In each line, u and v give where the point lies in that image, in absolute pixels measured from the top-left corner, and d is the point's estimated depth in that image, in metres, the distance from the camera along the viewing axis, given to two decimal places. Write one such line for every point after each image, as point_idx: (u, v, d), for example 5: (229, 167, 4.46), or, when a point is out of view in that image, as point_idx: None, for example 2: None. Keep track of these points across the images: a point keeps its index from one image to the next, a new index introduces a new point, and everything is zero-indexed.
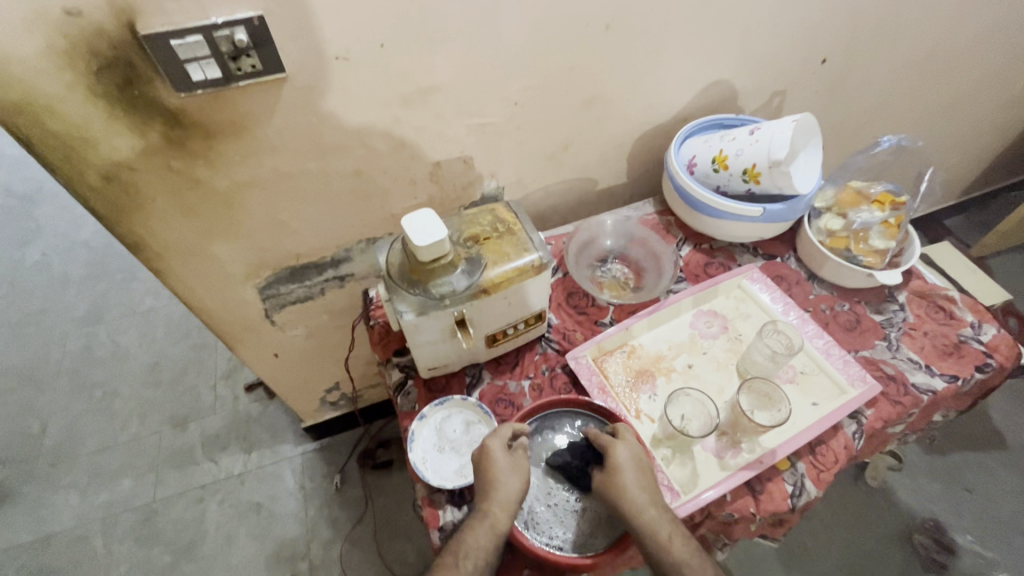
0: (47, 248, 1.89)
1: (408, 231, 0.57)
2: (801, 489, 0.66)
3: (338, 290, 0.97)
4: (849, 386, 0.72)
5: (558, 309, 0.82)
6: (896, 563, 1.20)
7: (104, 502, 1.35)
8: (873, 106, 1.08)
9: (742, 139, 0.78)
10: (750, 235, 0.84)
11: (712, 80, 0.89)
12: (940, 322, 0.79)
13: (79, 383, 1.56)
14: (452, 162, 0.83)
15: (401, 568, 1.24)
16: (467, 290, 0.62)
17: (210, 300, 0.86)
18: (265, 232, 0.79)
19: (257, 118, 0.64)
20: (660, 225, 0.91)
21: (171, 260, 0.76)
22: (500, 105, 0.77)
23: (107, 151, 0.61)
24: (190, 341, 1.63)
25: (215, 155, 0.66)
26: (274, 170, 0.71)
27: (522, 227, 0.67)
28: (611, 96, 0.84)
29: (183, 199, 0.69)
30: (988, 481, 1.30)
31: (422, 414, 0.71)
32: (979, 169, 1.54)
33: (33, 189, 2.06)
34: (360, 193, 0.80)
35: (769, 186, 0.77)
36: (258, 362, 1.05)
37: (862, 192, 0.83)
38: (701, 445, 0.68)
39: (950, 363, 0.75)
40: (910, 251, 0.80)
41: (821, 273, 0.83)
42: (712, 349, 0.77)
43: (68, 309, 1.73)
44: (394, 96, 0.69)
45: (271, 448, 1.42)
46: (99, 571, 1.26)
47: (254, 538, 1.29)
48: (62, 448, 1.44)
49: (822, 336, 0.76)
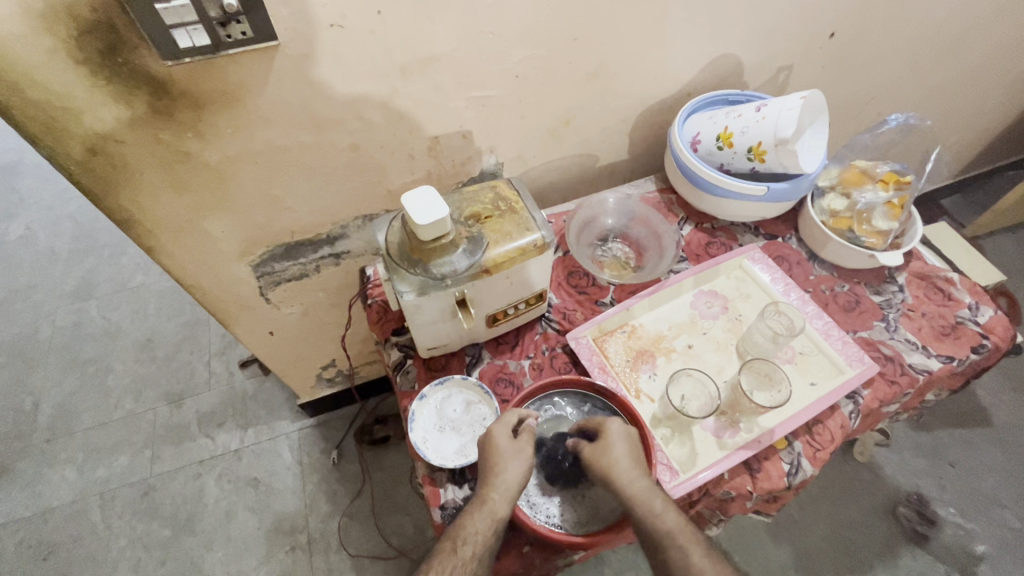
0: (32, 222, 1.84)
1: (408, 209, 0.55)
2: (797, 468, 0.67)
3: (334, 267, 0.96)
4: (847, 366, 0.72)
5: (559, 288, 0.81)
6: (880, 535, 1.24)
7: (102, 477, 1.35)
8: (880, 83, 1.06)
9: (748, 116, 0.76)
10: (753, 215, 0.83)
11: (718, 53, 0.86)
12: (938, 303, 0.79)
13: (71, 359, 1.54)
14: (451, 137, 0.81)
15: (399, 541, 1.26)
16: (468, 270, 0.61)
17: (203, 277, 0.84)
18: (259, 208, 0.77)
19: (249, 88, 0.62)
20: (662, 203, 0.90)
21: (163, 236, 0.74)
22: (501, 77, 0.75)
23: (91, 121, 0.58)
24: (183, 317, 1.61)
25: (205, 127, 0.64)
26: (267, 144, 0.69)
27: (524, 205, 0.66)
28: (615, 69, 0.81)
29: (172, 173, 0.67)
30: (972, 456, 1.33)
31: (422, 394, 0.70)
32: (979, 148, 1.53)
33: (14, 160, 2.00)
34: (356, 167, 0.78)
35: (774, 164, 0.76)
36: (253, 340, 1.04)
37: (867, 171, 0.82)
38: (700, 425, 0.69)
39: (947, 344, 0.75)
40: (912, 232, 0.80)
41: (822, 253, 0.83)
42: (712, 329, 0.77)
43: (56, 284, 1.69)
44: (391, 67, 0.66)
45: (268, 424, 1.43)
46: (99, 544, 1.27)
47: (253, 512, 1.31)
48: (56, 424, 1.43)
49: (821, 317, 0.76)
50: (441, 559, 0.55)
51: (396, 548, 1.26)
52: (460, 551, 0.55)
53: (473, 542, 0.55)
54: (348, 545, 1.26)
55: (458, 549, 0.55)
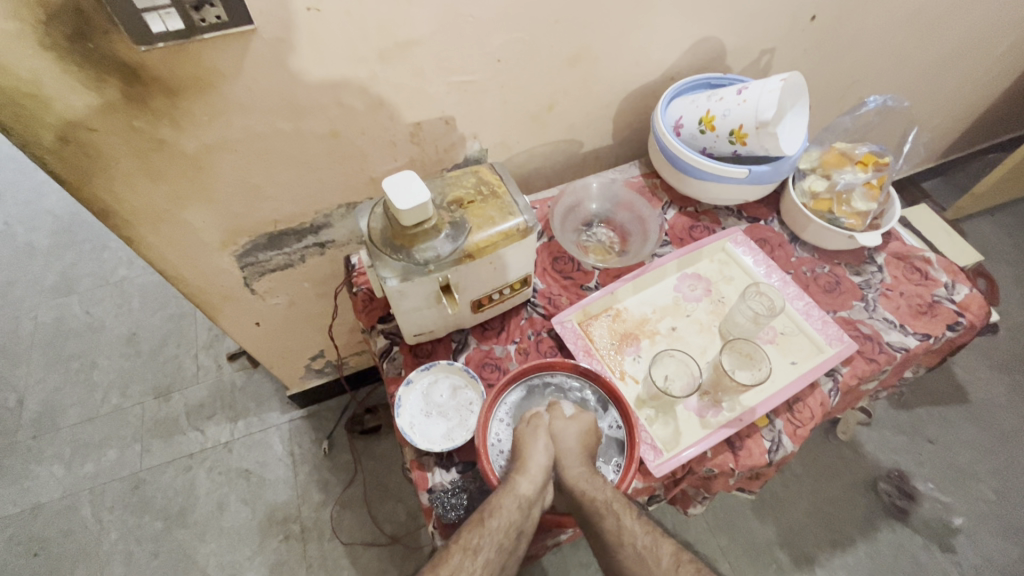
0: (10, 217, 1.80)
1: (389, 195, 0.55)
2: (778, 445, 0.69)
3: (318, 257, 0.95)
4: (827, 345, 0.73)
5: (544, 273, 0.81)
6: (862, 510, 1.27)
7: (90, 472, 1.35)
8: (861, 65, 1.07)
9: (729, 99, 0.76)
10: (735, 198, 0.84)
11: (700, 36, 0.86)
12: (916, 283, 0.81)
13: (54, 355, 1.52)
14: (433, 123, 0.80)
15: (391, 528, 1.28)
16: (451, 255, 0.61)
17: (186, 268, 0.83)
18: (239, 197, 0.76)
19: (225, 75, 0.61)
20: (646, 188, 0.91)
21: (142, 227, 0.73)
22: (482, 62, 0.74)
23: (62, 108, 0.57)
24: (168, 310, 1.59)
25: (181, 114, 0.63)
26: (245, 131, 0.68)
27: (507, 189, 0.66)
28: (597, 53, 0.81)
29: (148, 161, 0.66)
30: (950, 433, 1.37)
31: (409, 379, 0.71)
32: (958, 130, 1.56)
33: None
34: (338, 155, 0.77)
35: (755, 147, 0.77)
36: (240, 331, 1.04)
37: (846, 153, 0.84)
38: (684, 405, 0.70)
39: (924, 322, 0.77)
40: (890, 213, 0.81)
41: (803, 235, 0.84)
42: (696, 311, 0.78)
43: (36, 280, 1.67)
44: (370, 51, 0.66)
45: (258, 416, 1.42)
46: (90, 539, 1.27)
47: (244, 504, 1.31)
48: (41, 421, 1.42)
49: (802, 298, 0.78)
50: (470, 528, 0.56)
51: (389, 535, 1.27)
52: (488, 522, 0.57)
53: (501, 515, 0.57)
54: (341, 534, 1.27)
55: (487, 521, 0.57)
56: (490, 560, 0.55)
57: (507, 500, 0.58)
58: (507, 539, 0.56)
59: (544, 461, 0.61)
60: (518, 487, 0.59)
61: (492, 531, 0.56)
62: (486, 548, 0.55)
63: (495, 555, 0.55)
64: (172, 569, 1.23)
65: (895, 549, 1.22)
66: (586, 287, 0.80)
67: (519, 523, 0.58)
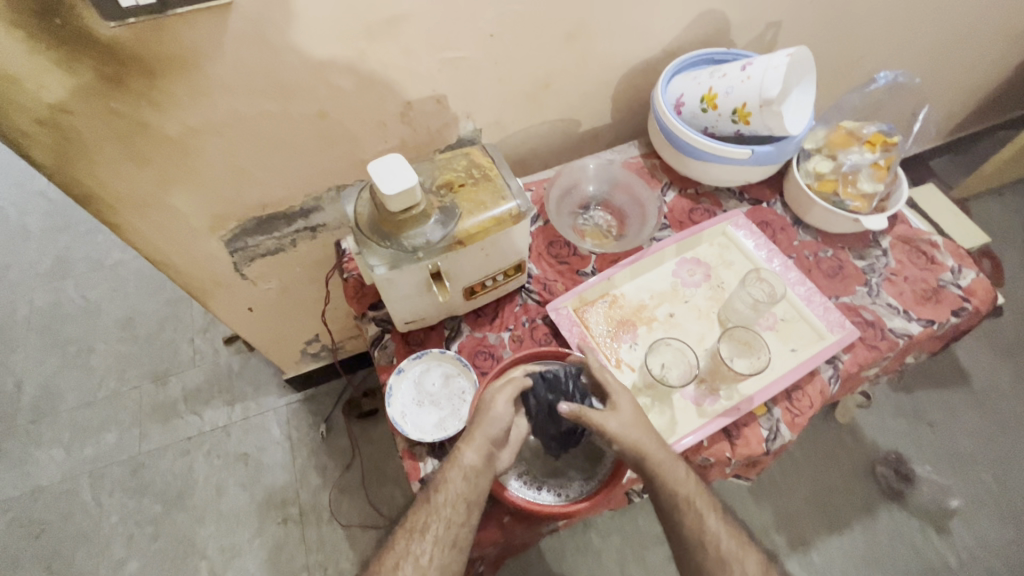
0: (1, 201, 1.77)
1: (375, 179, 0.53)
2: (776, 434, 0.68)
3: (310, 241, 0.93)
4: (828, 332, 0.72)
5: (539, 259, 0.79)
6: (858, 492, 1.27)
7: (89, 456, 1.35)
8: (872, 39, 1.03)
9: (732, 76, 0.73)
10: (737, 179, 0.81)
11: (704, 9, 0.82)
12: (922, 267, 0.79)
13: (51, 339, 1.52)
14: (425, 102, 0.77)
15: (389, 510, 1.29)
16: (442, 242, 0.59)
17: (174, 255, 0.82)
18: (225, 180, 0.74)
19: (204, 53, 0.58)
20: (645, 169, 0.88)
21: (124, 212, 0.71)
22: (475, 37, 0.71)
23: (35, 91, 0.55)
24: (164, 294, 1.58)
25: (159, 95, 0.60)
26: (229, 112, 0.65)
27: (500, 172, 0.64)
28: (596, 28, 0.77)
29: (128, 144, 0.63)
30: (949, 415, 1.36)
31: (400, 368, 0.70)
32: (970, 107, 1.51)
33: None
34: (326, 137, 0.75)
35: (759, 127, 0.73)
36: (232, 316, 1.02)
37: (853, 132, 0.81)
38: (680, 393, 0.68)
39: (928, 308, 0.75)
40: (897, 195, 0.78)
41: (807, 218, 0.81)
42: (694, 298, 0.76)
43: (31, 263, 1.65)
44: (356, 27, 0.62)
45: (255, 400, 1.42)
46: (92, 521, 1.28)
47: (243, 486, 1.32)
48: (40, 404, 1.42)
49: (804, 284, 0.76)
50: (417, 508, 0.59)
51: (387, 517, 1.27)
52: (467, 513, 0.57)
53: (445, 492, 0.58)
54: (340, 517, 1.28)
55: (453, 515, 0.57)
56: (440, 537, 0.57)
57: (451, 473, 0.58)
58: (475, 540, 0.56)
59: (494, 431, 0.60)
60: (463, 459, 0.59)
61: (438, 509, 0.58)
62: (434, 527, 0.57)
63: (445, 531, 0.57)
64: (174, 551, 1.25)
65: (890, 531, 1.23)
66: (580, 274, 0.78)
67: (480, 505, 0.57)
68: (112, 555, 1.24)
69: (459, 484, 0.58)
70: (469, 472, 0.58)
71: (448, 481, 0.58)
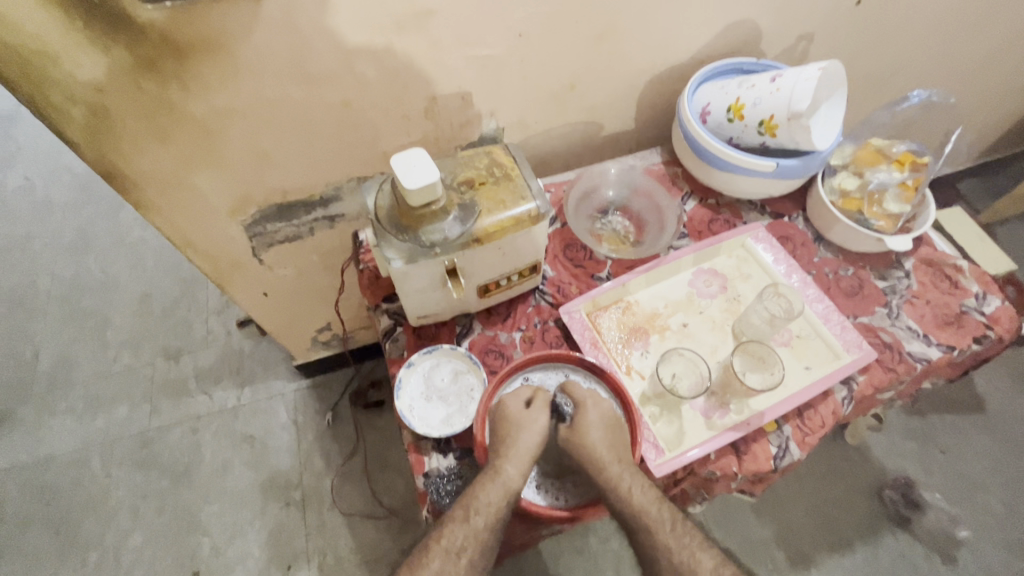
0: (29, 172, 1.81)
1: (397, 173, 0.53)
2: (785, 451, 0.67)
3: (327, 230, 0.94)
4: (844, 351, 0.71)
5: (554, 261, 0.79)
6: (864, 515, 1.25)
7: (101, 427, 1.38)
8: (906, 55, 1.01)
9: (761, 87, 0.72)
10: (760, 192, 0.80)
11: (735, 17, 0.81)
12: (945, 291, 0.77)
13: (70, 311, 1.55)
14: (449, 97, 0.77)
15: (390, 501, 1.29)
16: (459, 238, 0.59)
17: (194, 235, 0.83)
18: (248, 165, 0.75)
19: (235, 39, 0.59)
20: (666, 176, 0.87)
21: (148, 190, 0.72)
22: (503, 35, 0.71)
23: (70, 68, 0.56)
24: (182, 274, 1.60)
25: (190, 78, 0.61)
26: (256, 97, 0.66)
27: (520, 172, 0.63)
28: (625, 31, 0.77)
29: (155, 125, 0.64)
30: (963, 443, 1.33)
31: (411, 361, 0.70)
32: (1004, 129, 1.47)
33: (11, 108, 1.95)
34: (350, 129, 0.76)
35: (785, 139, 0.73)
36: (246, 300, 1.03)
37: (883, 150, 0.79)
38: (690, 405, 0.68)
39: (949, 333, 0.73)
40: (924, 217, 0.77)
41: (829, 235, 0.80)
42: (709, 309, 0.75)
43: (54, 236, 1.68)
44: (386, 19, 0.63)
45: (264, 383, 1.44)
46: (99, 492, 1.31)
47: (249, 468, 1.33)
48: (56, 374, 1.45)
49: (822, 301, 0.75)
50: (451, 526, 0.58)
51: (388, 508, 1.28)
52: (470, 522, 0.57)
53: (484, 500, 0.57)
54: (342, 502, 1.29)
55: (467, 519, 0.57)
56: (473, 555, 0.57)
57: (492, 491, 0.58)
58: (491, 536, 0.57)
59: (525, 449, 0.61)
60: (505, 474, 0.59)
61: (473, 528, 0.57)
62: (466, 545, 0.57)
63: (478, 550, 0.57)
64: (178, 526, 1.27)
65: (894, 557, 1.21)
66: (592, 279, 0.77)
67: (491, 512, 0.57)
68: (117, 527, 1.27)
69: (498, 504, 0.58)
70: (509, 492, 0.59)
71: (486, 496, 0.58)
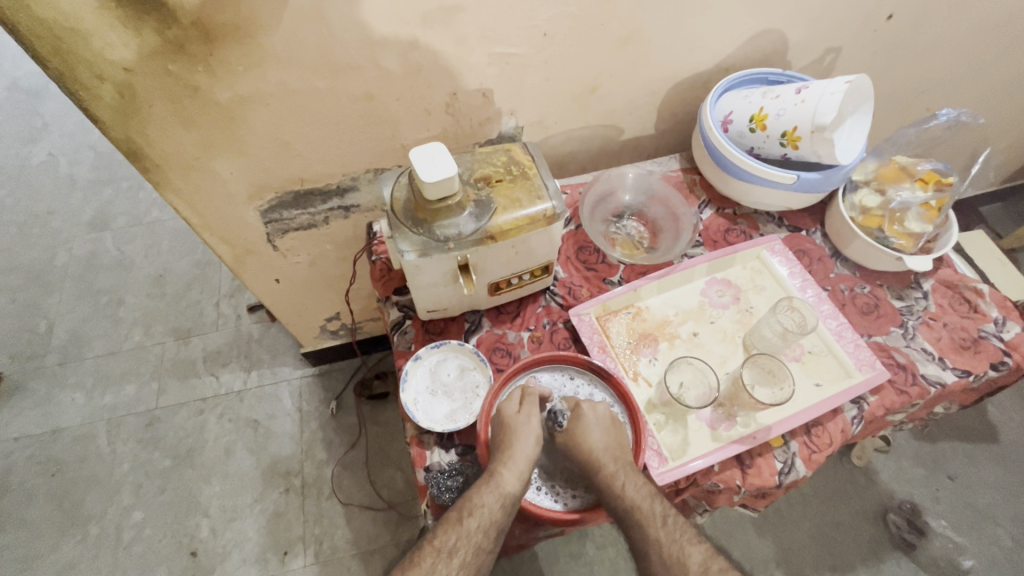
0: (53, 150, 1.84)
1: (415, 166, 0.53)
2: (790, 467, 0.66)
3: (342, 221, 0.94)
4: (856, 370, 0.70)
5: (566, 262, 0.79)
6: (867, 538, 1.23)
7: (109, 403, 1.40)
8: (935, 74, 0.99)
9: (785, 98, 0.71)
10: (778, 204, 0.79)
11: (762, 27, 0.81)
12: (963, 315, 0.75)
13: (85, 288, 1.57)
14: (470, 94, 0.77)
15: (389, 494, 1.30)
16: (473, 234, 0.59)
17: (211, 219, 0.83)
18: (267, 151, 0.75)
19: (262, 26, 0.59)
20: (683, 183, 0.87)
21: (169, 172, 0.73)
22: (528, 34, 0.71)
23: (100, 47, 0.56)
24: (196, 257, 1.62)
25: (216, 62, 0.61)
26: (280, 85, 0.66)
27: (538, 171, 0.63)
28: (650, 35, 0.76)
29: (180, 108, 0.65)
30: (972, 471, 1.31)
31: (417, 355, 0.70)
32: None
33: (40, 85, 1.98)
34: (370, 121, 0.76)
35: (807, 152, 0.72)
36: (258, 286, 1.04)
37: (906, 168, 0.78)
38: (696, 415, 0.67)
39: (966, 358, 0.72)
40: (946, 238, 0.75)
41: (846, 251, 0.79)
42: (721, 319, 0.75)
43: (75, 212, 1.71)
44: (413, 13, 0.63)
45: (271, 369, 1.45)
46: (104, 467, 1.32)
47: (251, 452, 1.34)
48: (69, 348, 1.48)
49: (836, 318, 0.73)
50: (447, 528, 0.57)
51: (386, 500, 1.29)
52: (465, 523, 0.57)
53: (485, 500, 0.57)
54: (341, 492, 1.29)
55: (463, 520, 0.57)
56: (467, 560, 0.56)
57: (490, 493, 0.58)
58: (485, 539, 0.57)
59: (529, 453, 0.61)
60: (503, 477, 0.58)
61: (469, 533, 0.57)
62: (461, 549, 0.56)
63: (472, 555, 0.56)
64: (178, 506, 1.28)
65: None
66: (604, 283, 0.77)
67: (496, 518, 0.57)
68: (119, 502, 1.28)
69: (495, 508, 0.57)
70: (506, 497, 0.58)
71: (484, 499, 0.58)
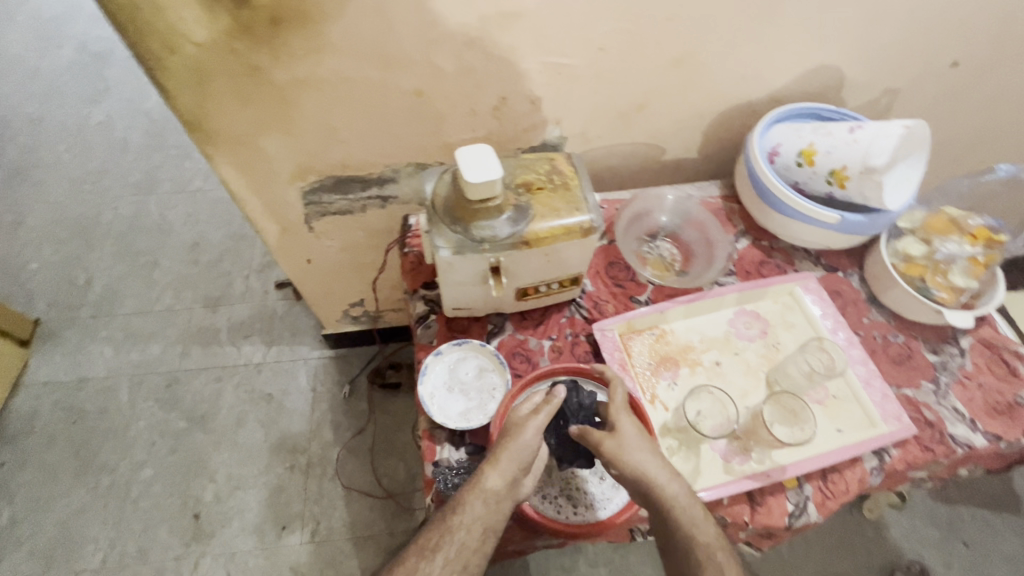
0: (111, 112, 1.92)
1: (460, 165, 0.54)
2: (802, 511, 0.64)
3: (378, 210, 0.96)
4: (881, 421, 0.68)
5: (595, 276, 0.78)
6: None
7: (134, 360, 1.44)
8: (996, 126, 0.96)
9: (837, 136, 0.71)
10: (817, 242, 0.78)
11: (819, 61, 0.80)
12: (1000, 378, 0.73)
13: (125, 247, 1.63)
14: (518, 99, 0.78)
15: (390, 483, 1.31)
16: (508, 239, 0.59)
17: (253, 195, 0.86)
18: (315, 135, 0.77)
19: (326, 13, 0.61)
20: (722, 211, 0.86)
21: (220, 145, 0.75)
22: (582, 46, 0.71)
23: (173, 20, 0.59)
24: (232, 229, 1.67)
25: (278, 44, 0.63)
26: (335, 72, 0.68)
27: (579, 183, 0.64)
28: (704, 58, 0.76)
29: (238, 85, 0.67)
30: (990, 541, 1.26)
31: (438, 350, 0.71)
32: None
33: (107, 49, 2.07)
34: (417, 115, 0.77)
35: (854, 193, 0.71)
36: (290, 264, 1.07)
37: (957, 220, 0.75)
38: (710, 445, 0.66)
39: (998, 422, 0.69)
40: (991, 296, 0.73)
41: (883, 297, 0.77)
42: (745, 351, 0.74)
43: (124, 173, 1.78)
44: (473, 15, 0.64)
45: (290, 346, 1.48)
46: (122, 420, 1.37)
47: (262, 425, 1.37)
48: (104, 303, 1.53)
49: (866, 364, 0.72)
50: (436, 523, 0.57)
51: (386, 489, 1.30)
52: (452, 520, 0.57)
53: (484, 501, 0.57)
54: (341, 476, 1.31)
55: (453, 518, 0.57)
56: (451, 558, 0.55)
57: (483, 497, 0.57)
58: (470, 537, 0.56)
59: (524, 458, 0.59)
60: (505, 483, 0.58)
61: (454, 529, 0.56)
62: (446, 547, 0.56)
63: (457, 554, 0.55)
64: (187, 468, 1.31)
65: None
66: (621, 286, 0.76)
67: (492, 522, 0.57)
68: (132, 457, 1.32)
69: (482, 509, 0.57)
70: (489, 497, 0.57)
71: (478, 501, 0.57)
